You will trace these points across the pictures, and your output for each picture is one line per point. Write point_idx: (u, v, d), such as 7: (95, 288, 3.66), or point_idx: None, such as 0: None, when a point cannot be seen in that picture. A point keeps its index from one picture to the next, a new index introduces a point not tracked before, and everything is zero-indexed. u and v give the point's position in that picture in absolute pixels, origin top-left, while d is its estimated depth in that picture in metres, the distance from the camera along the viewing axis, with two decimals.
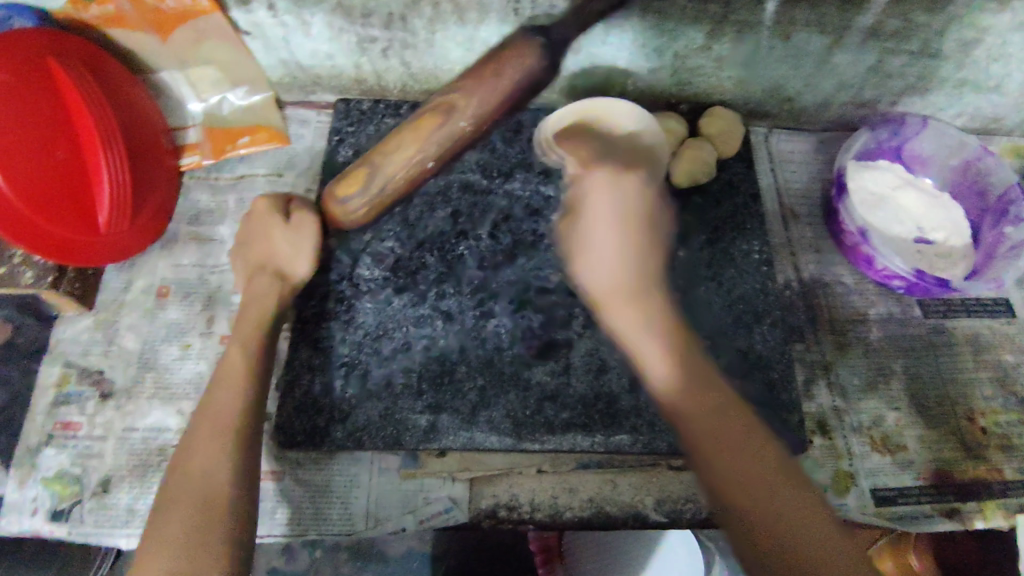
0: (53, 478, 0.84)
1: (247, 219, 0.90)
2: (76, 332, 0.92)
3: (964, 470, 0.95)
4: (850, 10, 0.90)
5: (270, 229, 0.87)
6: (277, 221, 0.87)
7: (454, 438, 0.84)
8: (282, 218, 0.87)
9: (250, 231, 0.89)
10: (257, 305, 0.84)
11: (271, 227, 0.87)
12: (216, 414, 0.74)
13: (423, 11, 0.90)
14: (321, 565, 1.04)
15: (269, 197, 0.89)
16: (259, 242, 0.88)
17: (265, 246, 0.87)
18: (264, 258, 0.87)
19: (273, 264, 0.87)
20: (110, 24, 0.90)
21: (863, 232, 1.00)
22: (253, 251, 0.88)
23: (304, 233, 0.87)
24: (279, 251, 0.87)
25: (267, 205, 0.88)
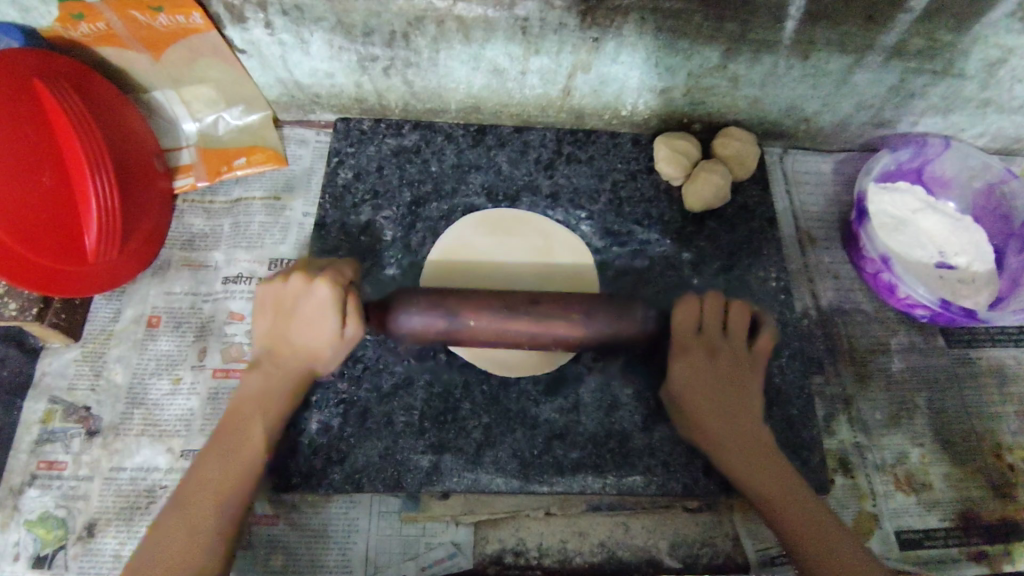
0: (35, 521, 0.80)
1: (292, 287, 0.76)
2: (63, 365, 0.88)
3: (992, 510, 0.91)
4: (873, 29, 0.86)
5: (320, 326, 0.75)
6: (331, 325, 0.75)
7: (458, 479, 0.80)
8: (338, 325, 0.75)
9: (293, 308, 0.76)
10: (268, 394, 0.77)
11: (324, 329, 0.75)
12: (209, 478, 0.72)
13: (426, 30, 0.86)
14: None
15: (337, 289, 0.74)
16: (302, 328, 0.76)
17: (303, 336, 0.77)
18: (299, 345, 0.77)
19: (301, 356, 0.78)
20: (101, 42, 0.86)
21: (886, 260, 0.95)
22: (289, 331, 0.77)
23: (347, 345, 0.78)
24: (318, 354, 0.77)
25: (332, 303, 0.74)
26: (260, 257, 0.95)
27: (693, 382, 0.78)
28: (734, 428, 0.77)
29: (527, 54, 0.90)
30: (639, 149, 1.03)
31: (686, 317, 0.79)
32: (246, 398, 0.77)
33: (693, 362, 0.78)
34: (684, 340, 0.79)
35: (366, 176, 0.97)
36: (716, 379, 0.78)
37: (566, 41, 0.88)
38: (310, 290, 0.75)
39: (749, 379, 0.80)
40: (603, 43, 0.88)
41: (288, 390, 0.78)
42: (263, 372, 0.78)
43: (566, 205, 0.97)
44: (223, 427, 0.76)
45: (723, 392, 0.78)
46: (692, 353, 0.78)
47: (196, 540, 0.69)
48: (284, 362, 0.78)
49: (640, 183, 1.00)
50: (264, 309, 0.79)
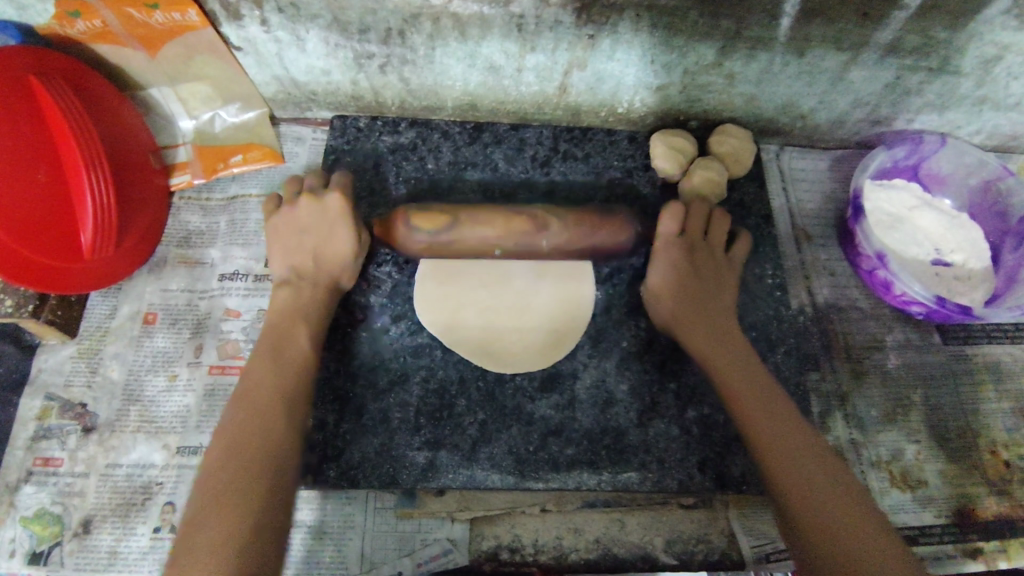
0: (32, 518, 0.80)
1: (303, 207, 0.86)
2: (59, 362, 0.88)
3: (988, 507, 0.91)
4: (868, 26, 0.86)
5: (337, 233, 0.84)
6: (346, 227, 0.84)
7: (454, 476, 0.80)
8: (353, 229, 0.84)
9: (307, 224, 0.85)
10: (304, 305, 0.82)
11: (341, 235, 0.84)
12: (270, 390, 0.75)
13: (422, 27, 0.86)
14: None
15: (346, 201, 0.85)
16: (320, 238, 0.85)
17: (323, 247, 0.84)
18: (320, 258, 0.84)
19: (324, 267, 0.84)
20: (97, 39, 0.86)
21: (882, 257, 0.95)
22: (311, 246, 0.85)
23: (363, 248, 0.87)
24: (339, 260, 0.84)
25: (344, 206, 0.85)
26: (256, 254, 0.95)
27: (678, 275, 0.86)
28: (714, 331, 0.83)
29: (523, 51, 0.90)
30: (635, 147, 1.03)
31: (672, 221, 0.87)
32: (280, 313, 0.82)
33: (676, 259, 0.86)
34: (670, 239, 0.87)
35: (362, 174, 0.97)
36: (698, 279, 0.86)
37: (562, 38, 0.88)
38: (322, 203, 0.85)
39: (722, 279, 0.88)
40: (598, 40, 0.88)
41: (320, 300, 0.83)
42: (292, 287, 0.83)
43: (563, 203, 0.98)
44: (263, 349, 0.78)
45: (702, 287, 0.86)
46: (675, 253, 0.87)
47: (275, 447, 0.71)
48: (311, 274, 0.84)
49: (637, 180, 1.00)
50: (276, 239, 0.86)
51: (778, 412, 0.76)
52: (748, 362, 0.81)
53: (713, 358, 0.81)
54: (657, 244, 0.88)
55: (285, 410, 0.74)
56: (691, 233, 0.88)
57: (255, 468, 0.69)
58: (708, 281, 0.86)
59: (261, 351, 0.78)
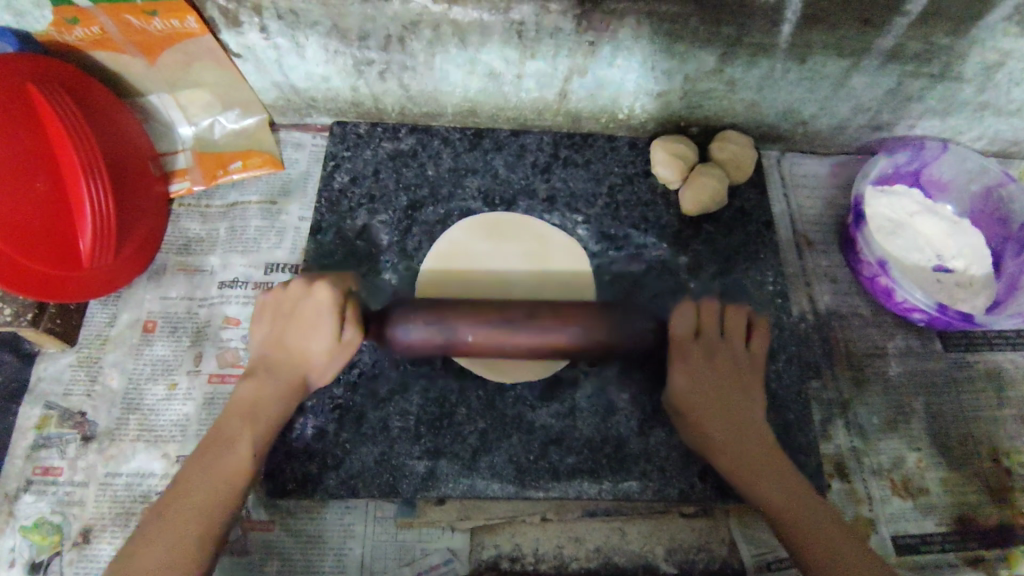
0: (31, 527, 0.80)
1: (291, 291, 0.77)
2: (58, 370, 0.88)
3: (990, 515, 0.90)
4: (869, 33, 0.86)
5: (320, 330, 0.75)
6: (330, 328, 0.75)
7: (454, 485, 0.80)
8: (337, 327, 0.75)
9: (294, 311, 0.76)
10: (262, 402, 0.75)
11: (322, 331, 0.75)
12: (191, 495, 0.68)
13: (422, 34, 0.86)
14: None
15: (336, 292, 0.75)
16: (300, 332, 0.76)
17: (299, 342, 0.76)
18: (296, 350, 0.76)
19: (296, 363, 0.77)
20: (96, 46, 0.85)
21: (883, 264, 0.95)
22: (289, 334, 0.76)
23: (347, 350, 0.78)
24: (312, 361, 0.76)
25: (334, 302, 0.74)
26: (256, 262, 0.95)
27: (695, 385, 0.78)
28: (725, 419, 0.78)
29: (523, 58, 0.90)
30: (636, 153, 1.03)
31: (684, 320, 0.79)
32: (240, 405, 0.75)
33: (694, 369, 0.78)
34: (685, 346, 0.78)
35: (363, 181, 0.97)
36: (719, 381, 0.78)
37: (562, 45, 0.87)
38: (309, 292, 0.75)
39: (750, 380, 0.80)
40: (598, 47, 0.88)
41: (283, 401, 0.76)
42: (259, 377, 0.76)
43: (563, 210, 0.97)
44: (207, 443, 0.72)
45: (722, 394, 0.78)
46: (693, 359, 0.78)
47: (170, 566, 0.64)
48: (281, 369, 0.76)
49: (638, 187, 1.00)
50: (262, 316, 0.79)
51: (758, 451, 0.76)
52: (761, 447, 0.77)
53: (716, 445, 0.77)
54: (670, 354, 0.79)
55: (198, 523, 0.67)
56: (705, 329, 0.80)
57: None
58: (728, 385, 0.78)
59: (206, 441, 0.73)
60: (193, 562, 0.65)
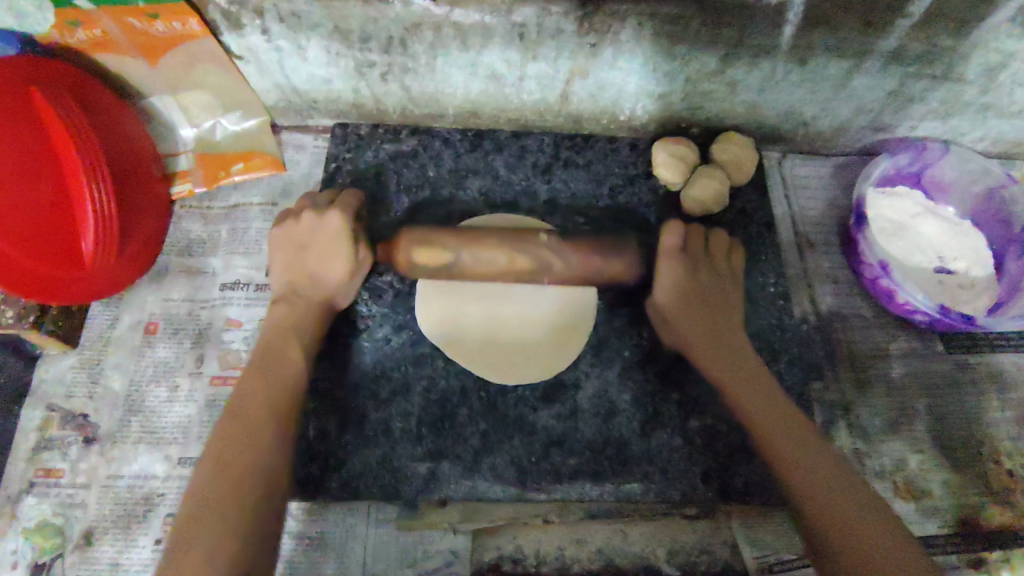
0: (33, 529, 0.80)
1: (304, 223, 0.83)
2: (60, 372, 0.88)
3: (992, 517, 0.90)
4: (871, 34, 0.86)
5: (336, 255, 0.82)
6: (346, 252, 0.82)
7: (456, 487, 0.80)
8: (352, 250, 0.82)
9: (309, 240, 0.83)
10: (298, 319, 0.81)
11: (339, 256, 0.82)
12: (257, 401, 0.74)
13: (423, 36, 0.86)
14: None
15: (346, 218, 0.82)
16: (320, 256, 0.82)
17: (322, 265, 0.82)
18: (314, 277, 0.83)
19: (320, 285, 0.83)
20: (98, 49, 0.85)
21: (885, 266, 0.95)
22: (308, 262, 0.83)
23: (359, 275, 0.85)
24: (334, 285, 0.83)
25: (346, 230, 0.82)
26: (257, 264, 0.95)
27: (678, 291, 0.83)
28: (711, 333, 0.82)
29: (525, 59, 0.90)
30: (637, 154, 1.03)
31: (675, 233, 0.85)
32: (276, 325, 0.81)
33: (682, 276, 0.84)
34: (673, 256, 0.84)
35: (364, 183, 0.97)
36: (706, 292, 0.84)
37: (564, 46, 0.87)
38: (324, 221, 0.83)
39: (729, 293, 0.86)
40: (600, 48, 0.88)
41: (315, 317, 0.82)
42: (287, 301, 0.82)
43: (564, 211, 0.97)
44: (256, 360, 0.78)
45: (704, 301, 0.83)
46: (679, 268, 0.84)
47: (256, 461, 0.70)
48: (306, 290, 0.83)
49: (639, 189, 1.00)
50: (279, 248, 0.84)
51: (779, 415, 0.76)
52: (765, 386, 0.79)
53: (710, 360, 0.81)
54: (657, 258, 0.85)
55: (272, 421, 0.73)
56: (691, 244, 0.87)
57: (226, 492, 0.66)
58: (713, 293, 0.84)
59: (253, 362, 0.78)
60: (275, 455, 0.71)
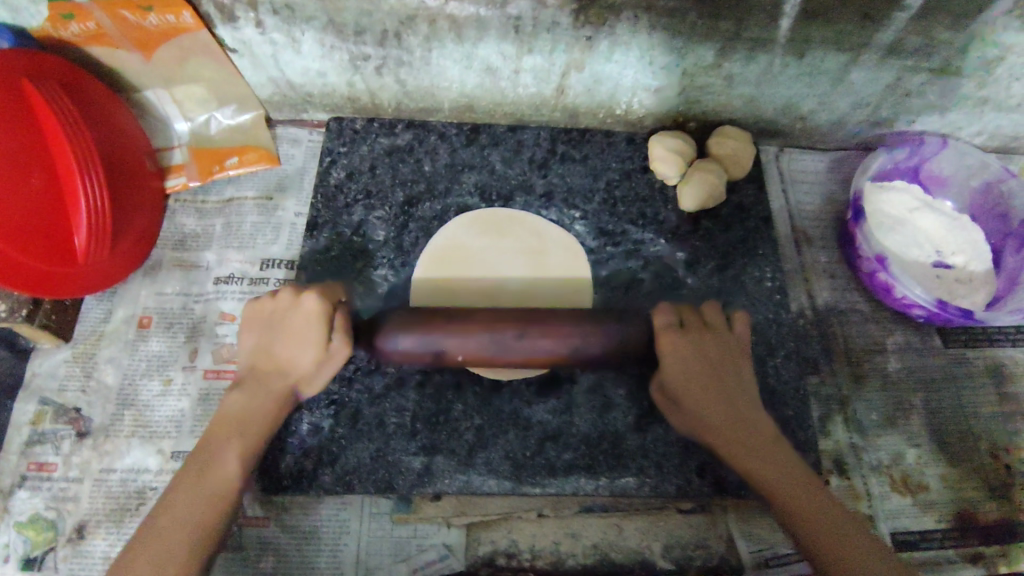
0: (25, 523, 0.80)
1: (280, 302, 0.74)
2: (53, 366, 0.88)
3: (990, 512, 0.90)
4: (869, 27, 0.85)
5: (305, 341, 0.73)
6: (316, 341, 0.72)
7: (450, 481, 0.79)
8: (323, 341, 0.72)
9: (281, 322, 0.74)
10: (249, 417, 0.73)
11: (310, 344, 0.73)
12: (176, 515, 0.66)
13: (418, 29, 0.85)
14: None
15: (326, 301, 0.73)
16: (290, 344, 0.73)
17: (290, 353, 0.74)
18: (283, 362, 0.74)
19: (288, 372, 0.75)
20: (91, 42, 0.85)
21: (882, 260, 0.95)
22: (275, 347, 0.74)
23: (335, 360, 0.76)
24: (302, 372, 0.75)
25: (320, 312, 0.72)
26: (252, 257, 0.95)
27: (682, 370, 0.74)
28: (721, 405, 0.73)
29: (520, 52, 0.90)
30: (634, 148, 1.03)
31: (665, 315, 0.75)
32: (227, 420, 0.73)
33: (692, 369, 0.74)
34: (679, 350, 0.74)
35: (359, 177, 0.97)
36: (718, 375, 0.74)
37: (559, 39, 0.87)
38: (297, 303, 0.73)
39: (737, 362, 0.76)
40: (596, 42, 0.87)
41: (272, 412, 0.75)
42: (249, 388, 0.75)
43: (560, 205, 0.97)
44: (191, 462, 0.71)
45: (711, 378, 0.74)
46: (688, 360, 0.74)
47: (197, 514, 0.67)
48: (270, 382, 0.75)
49: (635, 183, 1.00)
50: (250, 327, 0.76)
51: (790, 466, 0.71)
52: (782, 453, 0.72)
53: (716, 428, 0.74)
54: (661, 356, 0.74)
55: (185, 542, 0.65)
56: (686, 317, 0.76)
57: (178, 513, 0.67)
58: (724, 375, 0.74)
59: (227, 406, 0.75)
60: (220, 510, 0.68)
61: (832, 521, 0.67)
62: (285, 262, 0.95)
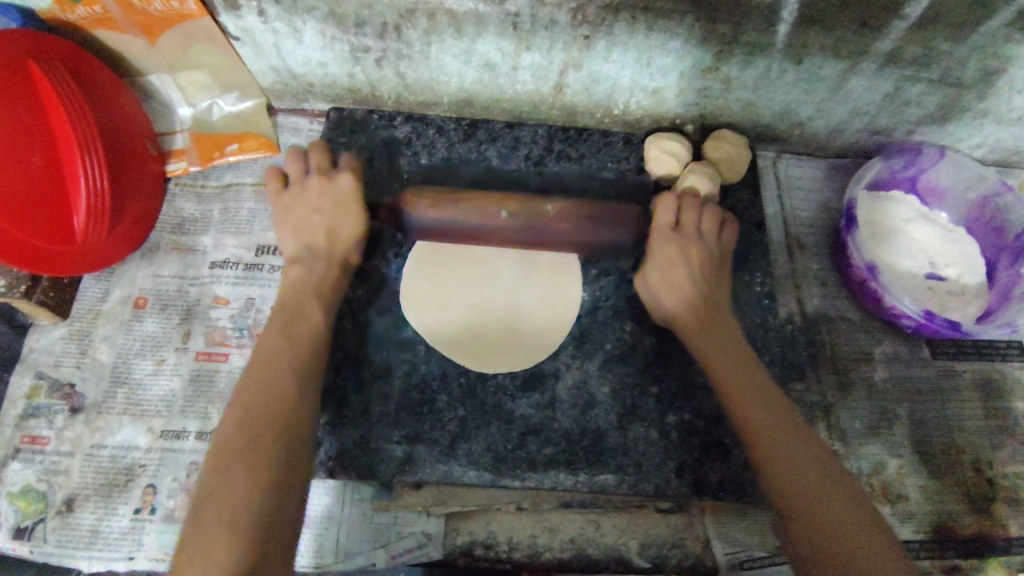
0: (17, 494, 0.82)
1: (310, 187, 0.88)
2: (50, 342, 0.90)
3: (967, 524, 0.90)
4: (868, 35, 0.85)
5: (347, 210, 0.87)
6: (356, 208, 0.88)
7: (431, 470, 0.81)
8: (361, 211, 0.88)
9: (316, 202, 0.88)
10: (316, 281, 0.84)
11: (355, 213, 0.87)
12: (283, 362, 0.77)
13: (418, 23, 0.86)
14: None
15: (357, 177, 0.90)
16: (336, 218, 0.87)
17: (337, 224, 0.87)
18: (327, 232, 0.87)
19: (331, 238, 0.87)
20: (97, 25, 0.87)
21: (872, 269, 0.95)
22: (317, 221, 0.87)
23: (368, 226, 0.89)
24: (346, 241, 0.87)
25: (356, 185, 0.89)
26: (248, 243, 0.96)
27: (669, 275, 0.88)
28: (719, 342, 0.84)
29: (519, 49, 0.90)
30: (630, 148, 1.03)
31: (665, 213, 0.91)
32: (272, 340, 0.79)
33: (679, 268, 0.88)
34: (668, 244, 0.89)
35: None
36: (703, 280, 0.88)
37: (558, 38, 0.88)
38: (330, 182, 0.88)
39: (722, 281, 0.90)
40: (594, 41, 0.88)
41: (320, 286, 0.84)
42: (302, 261, 0.85)
43: None
44: (244, 392, 0.74)
45: (702, 297, 0.87)
46: (676, 259, 0.88)
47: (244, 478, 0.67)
48: (323, 249, 0.86)
49: (630, 183, 1.00)
50: (284, 219, 0.88)
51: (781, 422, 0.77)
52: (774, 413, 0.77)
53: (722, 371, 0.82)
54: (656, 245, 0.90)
55: (250, 459, 0.68)
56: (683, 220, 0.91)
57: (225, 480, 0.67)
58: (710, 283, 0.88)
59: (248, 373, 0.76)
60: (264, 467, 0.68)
61: (823, 484, 0.70)
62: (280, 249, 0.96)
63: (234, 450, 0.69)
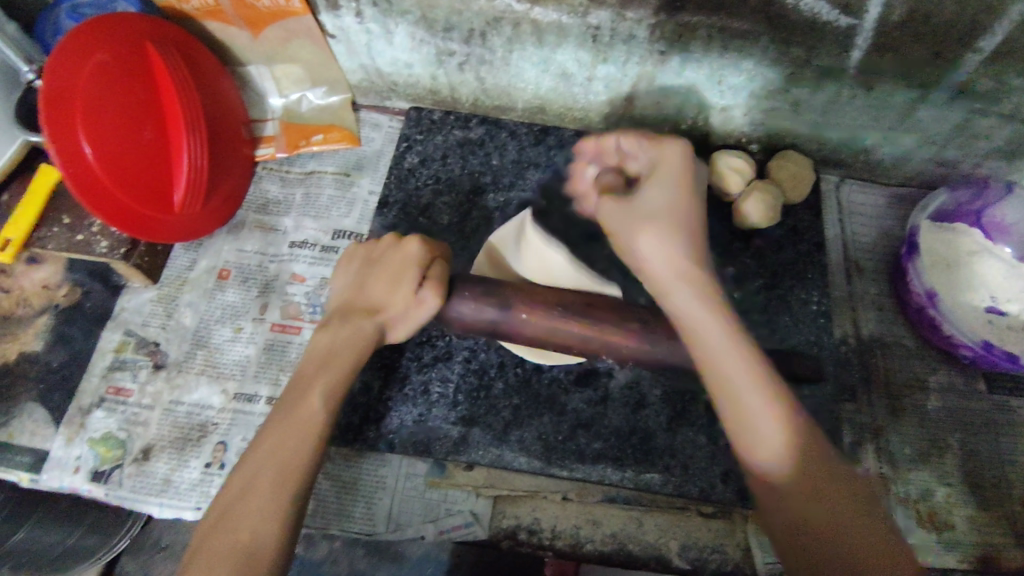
0: (98, 440, 0.88)
1: (384, 244, 0.80)
2: (140, 303, 0.97)
3: (1014, 558, 0.89)
4: (940, 66, 0.87)
5: (400, 280, 0.76)
6: (408, 279, 0.75)
7: (483, 453, 0.84)
8: (414, 282, 0.75)
9: (381, 260, 0.79)
10: (344, 347, 0.76)
11: (401, 284, 0.75)
12: (303, 412, 0.72)
13: (502, 30, 0.91)
14: (339, 558, 0.88)
15: (427, 246, 0.78)
16: (385, 281, 0.78)
17: (385, 291, 0.77)
18: (373, 297, 0.78)
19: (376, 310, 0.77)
20: (209, 16, 0.94)
21: (931, 296, 0.95)
22: (370, 283, 0.78)
23: (423, 312, 0.76)
24: (394, 312, 0.77)
25: (420, 255, 0.77)
26: (326, 227, 1.02)
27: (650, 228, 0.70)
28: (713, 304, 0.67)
29: (595, 61, 0.94)
30: (695, 163, 1.07)
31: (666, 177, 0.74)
32: (314, 357, 0.76)
33: (669, 226, 0.70)
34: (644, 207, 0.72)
35: (430, 164, 1.05)
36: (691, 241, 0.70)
37: (634, 52, 0.92)
38: (401, 245, 0.78)
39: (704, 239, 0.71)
40: (669, 57, 0.92)
41: (359, 346, 0.76)
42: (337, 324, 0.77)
43: None
44: (279, 407, 0.73)
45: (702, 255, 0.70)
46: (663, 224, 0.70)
47: (255, 521, 0.65)
48: (364, 315, 0.77)
49: None
50: (349, 267, 0.81)
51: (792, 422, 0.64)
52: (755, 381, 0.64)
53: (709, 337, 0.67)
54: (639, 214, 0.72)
55: (260, 498, 0.67)
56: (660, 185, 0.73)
57: (236, 516, 0.66)
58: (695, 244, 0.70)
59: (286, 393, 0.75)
60: (274, 511, 0.66)
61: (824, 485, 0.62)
62: (355, 235, 1.02)
63: (242, 485, 0.68)
